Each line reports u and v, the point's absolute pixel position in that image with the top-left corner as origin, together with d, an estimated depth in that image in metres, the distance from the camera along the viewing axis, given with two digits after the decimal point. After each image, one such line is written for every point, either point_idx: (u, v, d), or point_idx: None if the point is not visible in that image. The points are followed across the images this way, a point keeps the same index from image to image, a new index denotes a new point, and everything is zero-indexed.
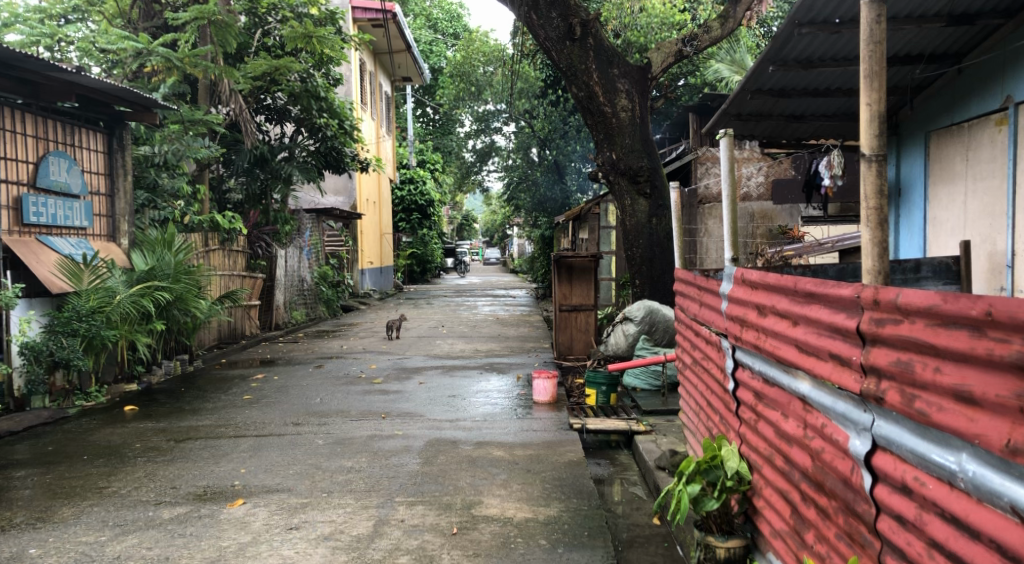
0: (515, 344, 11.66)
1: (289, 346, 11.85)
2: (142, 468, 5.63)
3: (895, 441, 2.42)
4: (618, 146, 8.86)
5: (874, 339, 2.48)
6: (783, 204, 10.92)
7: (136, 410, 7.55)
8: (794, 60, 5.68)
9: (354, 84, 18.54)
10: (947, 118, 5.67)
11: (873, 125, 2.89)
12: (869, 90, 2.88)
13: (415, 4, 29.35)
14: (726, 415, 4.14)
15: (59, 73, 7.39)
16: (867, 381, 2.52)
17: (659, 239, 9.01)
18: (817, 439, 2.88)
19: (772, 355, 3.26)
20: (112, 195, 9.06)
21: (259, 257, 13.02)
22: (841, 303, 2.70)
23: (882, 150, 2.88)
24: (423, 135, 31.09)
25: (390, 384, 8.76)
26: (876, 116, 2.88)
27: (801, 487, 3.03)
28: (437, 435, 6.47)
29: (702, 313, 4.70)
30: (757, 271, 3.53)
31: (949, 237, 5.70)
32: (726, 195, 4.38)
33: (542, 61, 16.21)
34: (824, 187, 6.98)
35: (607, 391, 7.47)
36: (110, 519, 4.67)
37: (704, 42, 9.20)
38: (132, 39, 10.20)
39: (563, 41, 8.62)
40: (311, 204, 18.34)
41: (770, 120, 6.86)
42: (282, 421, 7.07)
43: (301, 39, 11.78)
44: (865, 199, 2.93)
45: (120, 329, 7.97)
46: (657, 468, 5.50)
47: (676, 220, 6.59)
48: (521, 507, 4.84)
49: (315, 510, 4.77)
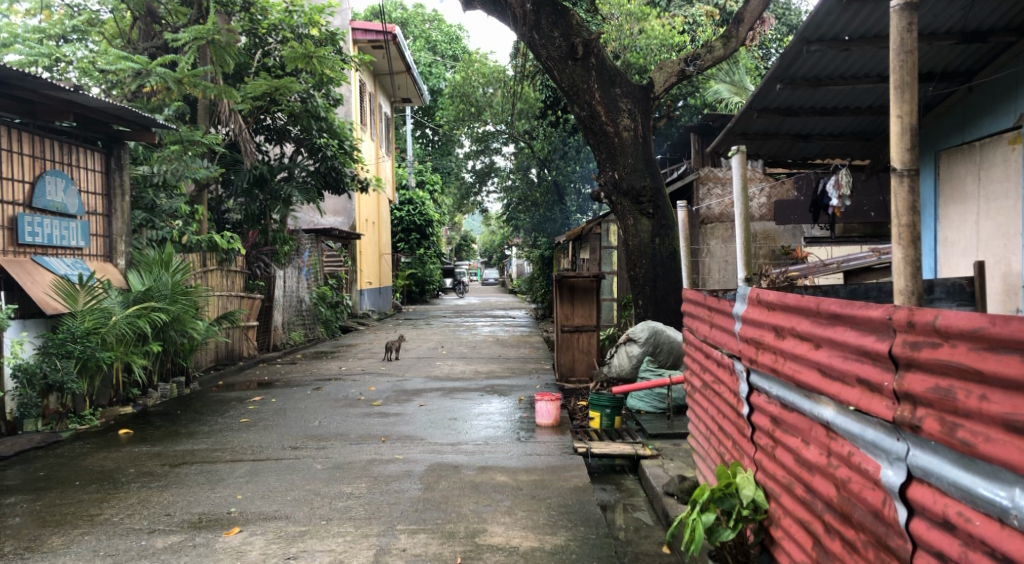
0: (516, 365, 11.50)
1: (287, 367, 11.69)
2: (136, 495, 5.46)
3: (935, 472, 2.30)
4: (620, 165, 8.77)
5: (909, 364, 2.36)
6: (786, 225, 10.85)
7: (131, 434, 7.38)
8: (802, 78, 5.58)
9: (354, 105, 18.51)
10: (957, 137, 5.57)
11: (903, 138, 2.80)
12: (899, 102, 2.78)
13: (414, 27, 29.46)
14: (739, 441, 4.01)
15: (58, 93, 7.29)
16: (901, 408, 2.40)
17: (663, 259, 8.89)
18: (844, 468, 2.76)
19: (791, 379, 3.13)
20: (110, 215, 8.96)
21: (258, 277, 12.88)
22: (870, 325, 2.57)
23: (914, 164, 2.79)
24: (423, 156, 31.08)
25: (389, 406, 8.60)
26: (908, 128, 2.78)
27: (825, 518, 2.90)
28: (438, 459, 6.31)
29: (712, 335, 4.58)
30: (775, 291, 3.40)
31: (961, 258, 5.59)
32: (740, 213, 4.28)
33: (541, 82, 16.23)
34: (831, 207, 6.88)
35: (611, 414, 7.31)
36: (101, 548, 4.51)
37: (707, 62, 9.12)
38: (130, 59, 10.12)
39: (565, 61, 8.54)
40: (310, 225, 18.28)
41: (777, 139, 6.76)
42: (280, 445, 6.91)
43: (300, 60, 11.76)
44: (897, 216, 2.83)
45: (115, 351, 7.83)
46: (665, 495, 5.36)
47: (683, 240, 6.42)
48: (527, 536, 4.69)
49: (315, 538, 4.62)
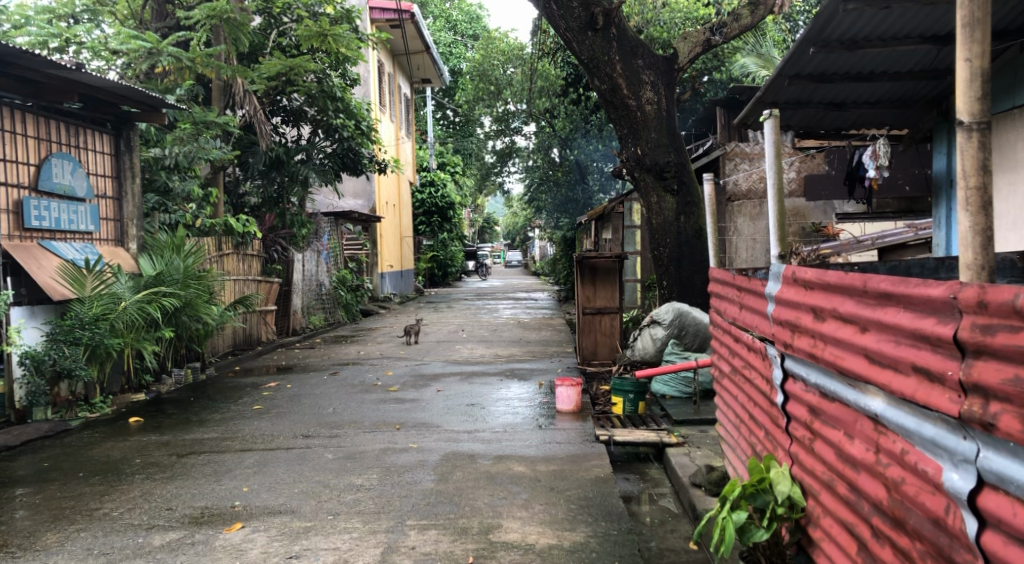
0: (537, 348, 11.20)
1: (304, 352, 11.47)
2: (139, 487, 5.26)
3: (1013, 479, 1.98)
4: (643, 141, 8.41)
5: (979, 351, 2.05)
6: (816, 202, 10.48)
7: (142, 422, 7.19)
8: (837, 40, 5.19)
9: (373, 85, 18.33)
10: (1007, 101, 5.18)
11: (973, 85, 2.43)
12: (969, 43, 2.41)
13: (434, 6, 28.94)
14: (773, 432, 3.70)
15: (59, 71, 7.03)
16: (968, 401, 2.08)
17: (688, 237, 8.52)
18: (894, 467, 2.45)
19: (833, 366, 2.82)
20: (120, 198, 8.74)
21: (276, 261, 12.59)
22: (928, 305, 2.24)
23: (985, 115, 2.43)
24: (443, 137, 30.76)
25: (406, 392, 8.35)
26: (979, 74, 2.41)
27: (872, 521, 2.60)
28: (454, 448, 6.05)
29: (742, 318, 4.27)
30: (813, 268, 3.08)
31: (1010, 232, 5.20)
32: (773, 185, 3.92)
33: (562, 59, 15.83)
34: (869, 180, 6.50)
35: (635, 400, 6.96)
36: (95, 547, 4.30)
37: (734, 30, 8.75)
38: (141, 38, 9.83)
39: (585, 32, 8.13)
40: (329, 207, 18.10)
41: (809, 108, 6.37)
42: (291, 433, 6.67)
43: (316, 39, 11.40)
44: (963, 177, 2.49)
45: (125, 337, 7.60)
46: (692, 486, 5.05)
47: (710, 216, 6.01)
48: (544, 532, 4.41)
49: (319, 535, 4.37)
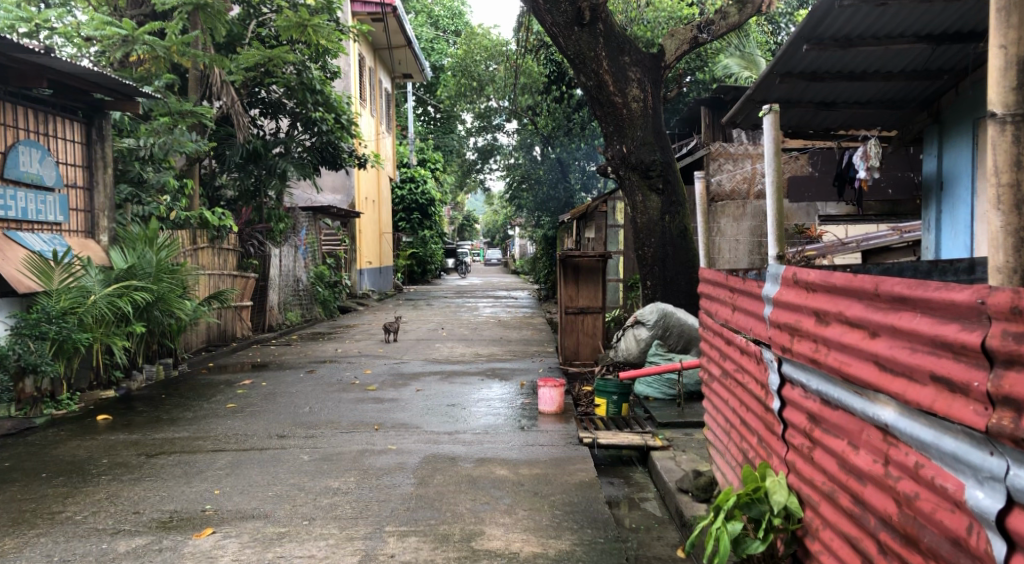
0: (518, 348, 11.03)
1: (281, 349, 11.22)
2: (105, 489, 5.04)
3: None
4: (629, 139, 8.27)
5: (1010, 361, 1.92)
6: (800, 204, 10.08)
7: (111, 420, 6.94)
8: (832, 38, 5.06)
9: (353, 78, 18.11)
10: None
11: (1007, 75, 2.30)
12: (1003, 31, 2.29)
13: (417, 1, 28.66)
14: (767, 438, 3.57)
15: (26, 55, 6.76)
16: (997, 414, 1.96)
17: (672, 237, 8.40)
18: (906, 480, 2.32)
19: (837, 372, 2.68)
20: (91, 189, 8.48)
21: (251, 256, 12.30)
22: (952, 311, 2.11)
23: (1021, 108, 2.30)
24: (424, 134, 30.50)
25: (385, 391, 8.16)
26: (1012, 64, 2.28)
27: (880, 536, 2.47)
28: (434, 450, 5.87)
29: (735, 320, 4.13)
30: (817, 269, 2.94)
31: None
32: (773, 182, 3.79)
33: (545, 57, 15.66)
34: (861, 181, 6.37)
35: (619, 402, 6.81)
36: (56, 553, 4.09)
37: (721, 28, 8.62)
38: (116, 25, 9.57)
39: (571, 27, 7.96)
40: (307, 202, 17.85)
41: (799, 107, 6.25)
42: (266, 433, 6.47)
43: (295, 29, 11.13)
44: (993, 174, 2.35)
45: (94, 332, 7.34)
46: (679, 491, 4.91)
47: (700, 216, 5.84)
48: (528, 540, 4.25)
49: (294, 542, 4.19)
